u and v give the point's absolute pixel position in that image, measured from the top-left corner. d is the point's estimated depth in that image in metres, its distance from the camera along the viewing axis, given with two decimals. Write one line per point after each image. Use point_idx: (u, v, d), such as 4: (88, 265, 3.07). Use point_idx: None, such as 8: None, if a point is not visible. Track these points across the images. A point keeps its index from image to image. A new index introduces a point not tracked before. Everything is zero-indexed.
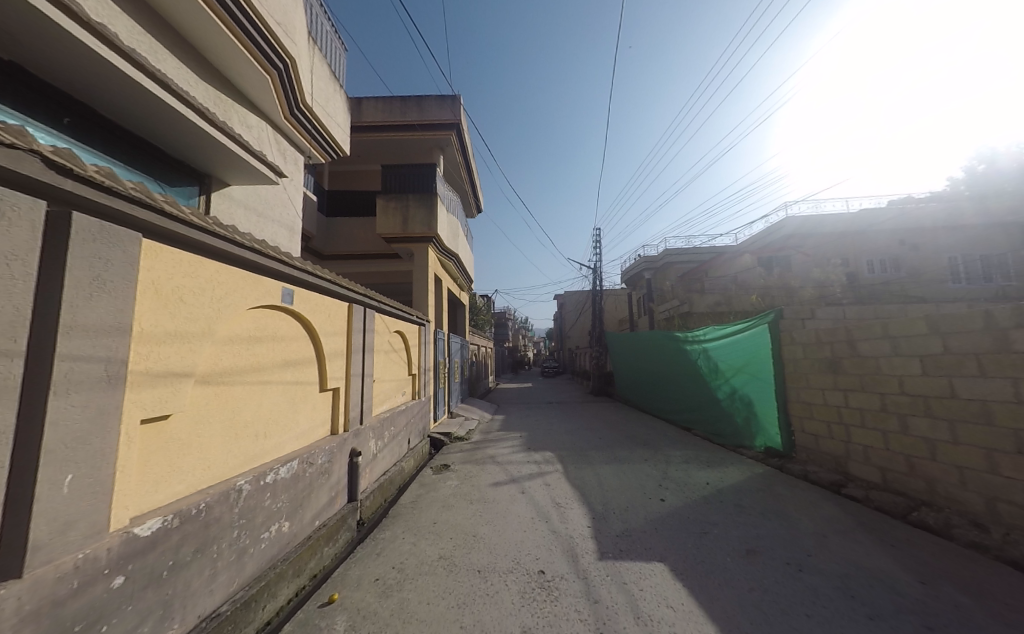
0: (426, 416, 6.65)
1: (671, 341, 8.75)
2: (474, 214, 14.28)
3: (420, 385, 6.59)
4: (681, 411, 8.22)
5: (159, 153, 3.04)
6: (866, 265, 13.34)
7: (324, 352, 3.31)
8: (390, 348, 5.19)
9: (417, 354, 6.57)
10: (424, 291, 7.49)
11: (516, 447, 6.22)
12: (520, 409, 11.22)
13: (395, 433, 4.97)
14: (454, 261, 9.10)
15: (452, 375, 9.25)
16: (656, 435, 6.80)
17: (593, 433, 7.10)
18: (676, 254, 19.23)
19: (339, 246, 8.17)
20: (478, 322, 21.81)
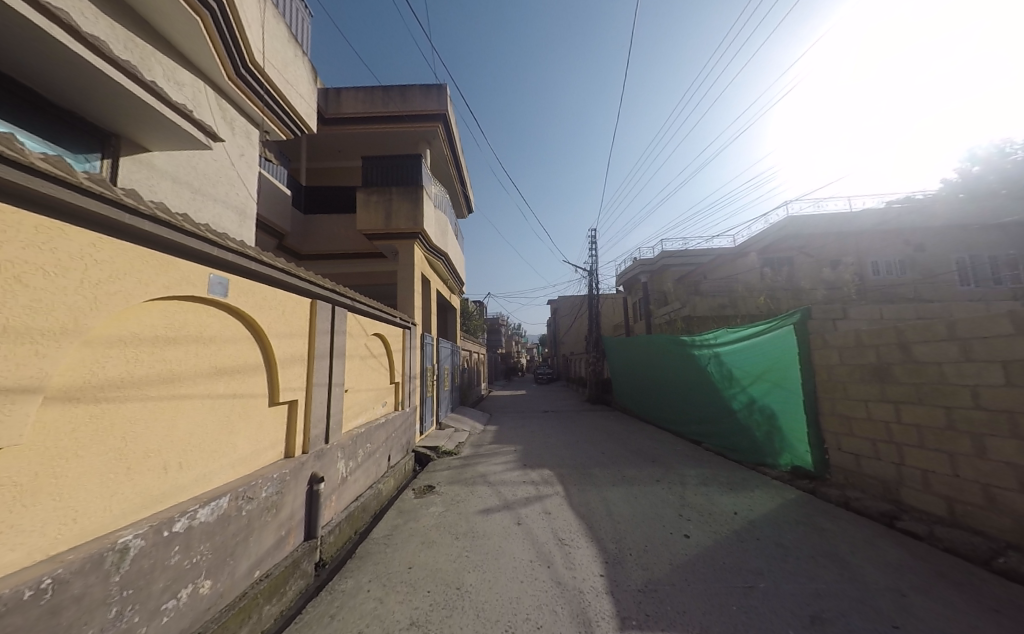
0: (410, 430, 6.00)
1: (676, 346, 8.21)
2: (465, 214, 13.80)
3: (404, 395, 5.98)
4: (688, 423, 7.66)
5: (37, 100, 2.37)
6: (869, 265, 13.01)
7: (274, 357, 2.71)
8: (365, 354, 4.59)
9: (400, 360, 5.97)
10: (410, 292, 6.91)
11: (510, 464, 5.59)
12: (515, 418, 10.60)
13: (371, 452, 4.34)
14: (444, 260, 8.56)
15: (442, 383, 8.65)
16: (664, 450, 6.19)
17: (594, 448, 6.46)
18: (673, 257, 18.82)
19: (321, 244, 7.65)
20: (471, 328, 21.18)
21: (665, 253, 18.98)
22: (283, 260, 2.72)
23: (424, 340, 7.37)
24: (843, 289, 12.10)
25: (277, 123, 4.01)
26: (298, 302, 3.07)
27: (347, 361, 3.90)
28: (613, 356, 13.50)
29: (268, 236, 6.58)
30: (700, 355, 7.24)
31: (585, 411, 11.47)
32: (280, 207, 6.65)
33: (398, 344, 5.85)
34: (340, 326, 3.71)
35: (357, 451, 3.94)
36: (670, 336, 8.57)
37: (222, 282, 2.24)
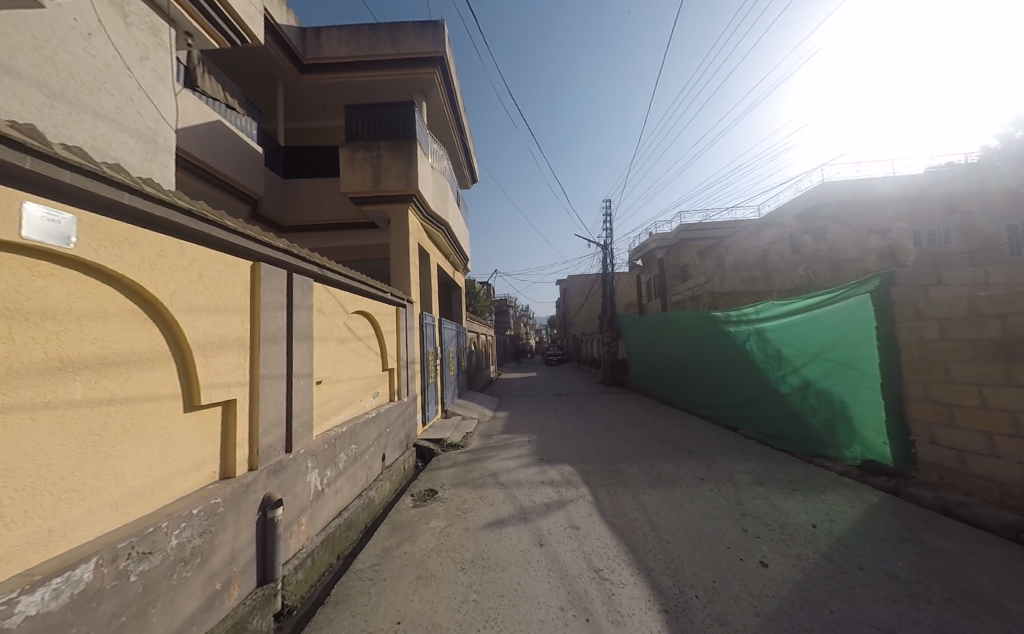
0: (410, 422, 5.28)
1: (706, 322, 7.36)
2: (468, 186, 12.69)
3: (403, 383, 5.23)
4: (723, 408, 6.89)
5: None
6: (910, 234, 11.88)
7: (185, 343, 1.90)
8: (347, 336, 3.77)
9: (396, 343, 5.16)
10: (405, 266, 6.02)
11: (524, 460, 4.86)
12: (527, 404, 9.92)
13: (359, 455, 3.60)
14: (443, 231, 7.62)
15: (446, 368, 7.92)
16: (700, 441, 5.42)
17: (620, 439, 5.71)
18: (692, 229, 17.60)
19: (303, 214, 6.72)
20: (478, 309, 20.33)
21: (682, 225, 17.76)
22: (187, 199, 1.86)
23: (425, 321, 6.54)
24: (883, 259, 11.05)
25: (201, 21, 3.08)
26: (230, 266, 2.22)
27: (316, 345, 3.09)
28: (630, 336, 12.64)
29: (239, 203, 5.65)
30: (738, 332, 6.39)
31: (601, 395, 10.76)
32: (254, 169, 5.69)
33: (391, 325, 5.02)
34: (302, 301, 2.87)
35: (338, 456, 3.20)
36: (699, 311, 7.70)
37: (64, 229, 1.37)
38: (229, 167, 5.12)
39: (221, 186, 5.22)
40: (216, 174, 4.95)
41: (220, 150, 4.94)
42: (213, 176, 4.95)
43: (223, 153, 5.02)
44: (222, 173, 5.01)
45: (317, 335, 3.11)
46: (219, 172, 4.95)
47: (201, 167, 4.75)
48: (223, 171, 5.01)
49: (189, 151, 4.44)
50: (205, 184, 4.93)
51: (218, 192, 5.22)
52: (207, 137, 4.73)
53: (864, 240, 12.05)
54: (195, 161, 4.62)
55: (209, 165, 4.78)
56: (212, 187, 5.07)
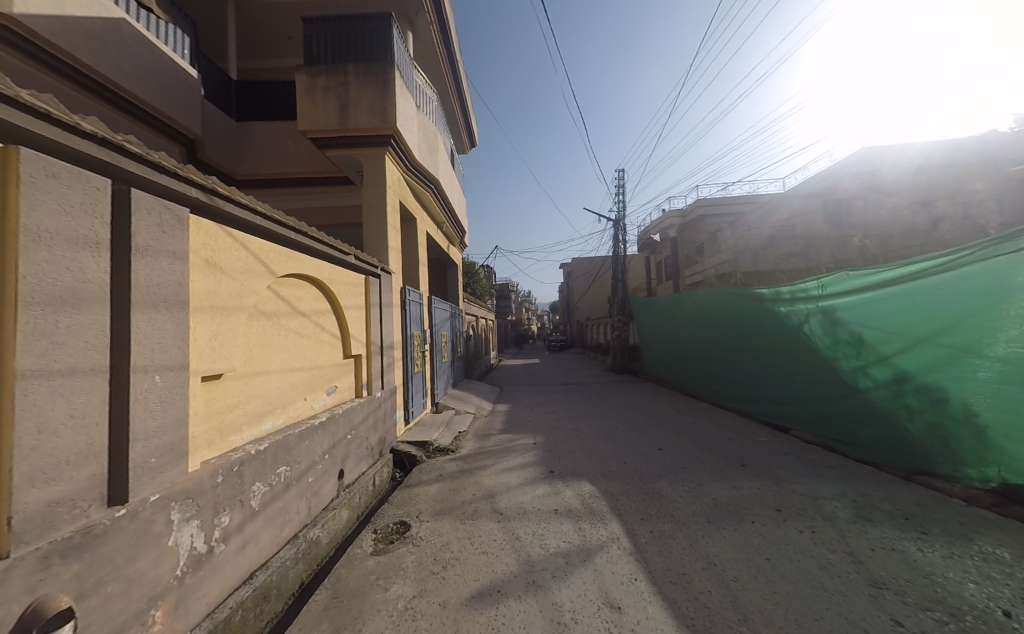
0: (385, 424, 4.18)
1: (748, 302, 6.19)
2: (466, 151, 11.32)
3: (376, 373, 4.12)
4: (768, 404, 5.77)
5: None
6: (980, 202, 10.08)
7: None
8: (277, 310, 2.61)
9: (366, 323, 4.01)
10: (381, 227, 4.79)
11: (528, 476, 3.75)
12: (530, 394, 8.86)
13: (293, 481, 2.50)
14: (432, 190, 6.38)
15: (437, 354, 6.81)
16: (751, 449, 4.32)
17: (648, 445, 4.60)
18: (709, 204, 16.04)
19: (259, 165, 5.48)
20: (477, 290, 19.12)
21: (700, 200, 16.24)
22: None
23: (409, 298, 5.38)
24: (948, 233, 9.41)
25: None
26: None
27: (199, 319, 1.91)
28: (643, 320, 11.44)
29: (166, 140, 4.42)
30: (792, 312, 5.22)
31: (612, 385, 9.72)
32: (184, 98, 4.44)
33: (357, 299, 3.84)
34: (159, 242, 1.66)
35: (244, 491, 2.06)
36: (737, 289, 6.53)
37: None
38: (141, 85, 3.88)
39: (134, 113, 3.99)
40: (121, 92, 3.73)
41: (126, 59, 3.70)
42: (116, 95, 3.73)
43: (130, 65, 3.76)
44: (129, 93, 3.77)
45: (202, 304, 1.93)
46: (124, 90, 3.72)
47: (93, 78, 3.52)
48: (130, 89, 3.77)
49: (71, 53, 3.20)
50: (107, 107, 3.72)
51: (131, 121, 4.01)
52: (102, 37, 3.46)
53: (919, 210, 10.43)
54: (84, 70, 3.38)
55: (106, 78, 3.55)
56: (117, 111, 3.85)
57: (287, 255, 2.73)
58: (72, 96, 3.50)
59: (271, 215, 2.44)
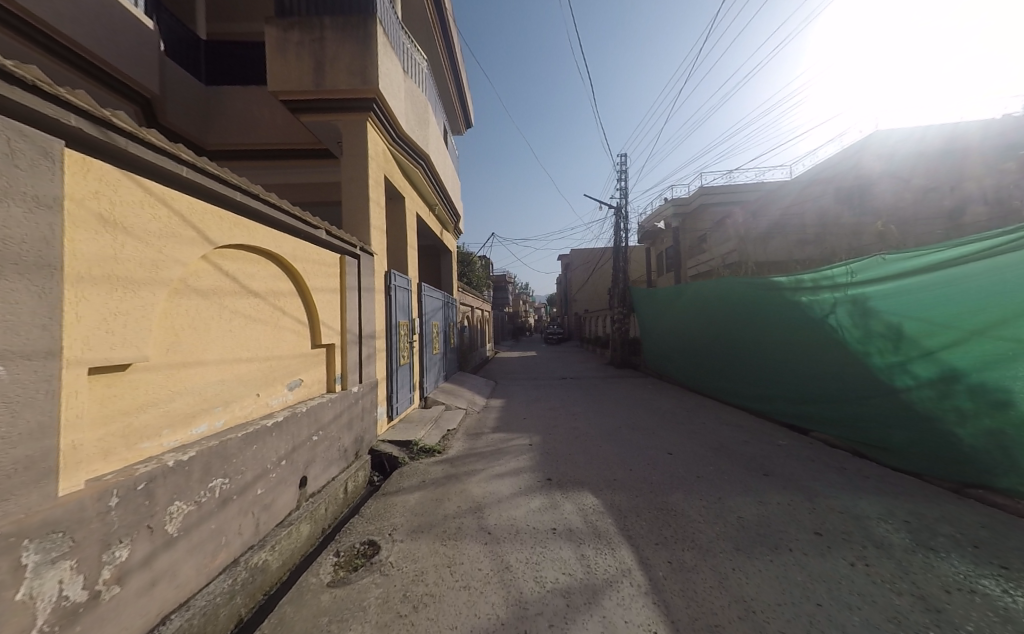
0: (362, 422, 3.72)
1: (765, 292, 5.73)
2: (462, 132, 10.73)
3: (353, 365, 3.66)
4: (785, 404, 5.33)
5: None
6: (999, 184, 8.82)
7: None
8: (218, 290, 2.11)
9: (342, 309, 3.54)
10: (362, 203, 4.29)
11: (521, 485, 3.29)
12: (527, 389, 8.41)
13: (234, 496, 2.03)
14: (423, 166, 5.91)
15: (427, 345, 6.35)
16: (771, 456, 3.87)
17: (655, 449, 4.15)
18: (715, 194, 15.39)
19: (231, 135, 5.00)
20: (472, 281, 18.57)
21: (705, 189, 15.59)
22: None
23: (395, 284, 4.91)
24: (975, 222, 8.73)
25: None
26: None
27: (91, 295, 1.39)
28: (646, 313, 10.97)
29: (119, 99, 3.90)
30: (816, 302, 4.76)
31: (613, 381, 9.26)
32: (139, 53, 3.91)
33: (330, 281, 3.36)
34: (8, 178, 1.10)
35: (154, 515, 1.60)
36: (753, 279, 6.09)
37: None
38: (92, 37, 3.36)
39: (88, 71, 3.49)
40: (70, 44, 3.22)
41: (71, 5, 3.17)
42: (65, 49, 3.22)
43: (77, 11, 3.23)
44: (81, 46, 3.28)
45: (93, 272, 1.40)
46: (74, 42, 3.22)
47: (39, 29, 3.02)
48: (81, 41, 3.26)
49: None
50: (57, 63, 3.23)
51: (85, 80, 3.51)
52: None
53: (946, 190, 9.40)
54: (25, 17, 2.88)
55: (52, 28, 3.04)
56: (71, 69, 3.35)
57: (233, 218, 2.21)
58: (19, 52, 3.02)
59: (203, 165, 1.89)
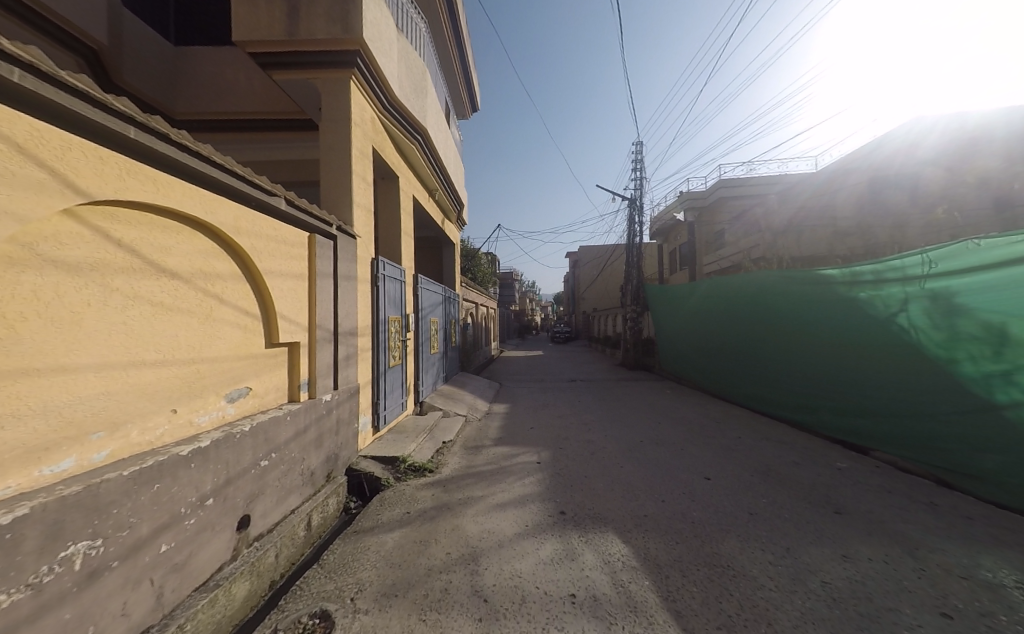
0: (336, 436, 3.08)
1: (812, 288, 5.00)
2: (467, 116, 10.07)
3: (327, 367, 3.02)
4: (837, 417, 4.59)
5: None
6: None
7: None
8: (98, 262, 1.44)
9: (312, 299, 2.90)
10: (344, 176, 3.64)
11: (527, 521, 2.62)
12: (533, 392, 7.76)
13: (112, 564, 1.38)
14: (420, 142, 5.19)
15: (423, 343, 5.73)
16: (836, 485, 3.15)
17: (688, 472, 3.46)
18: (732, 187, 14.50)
19: (201, 103, 4.41)
20: (478, 276, 18.01)
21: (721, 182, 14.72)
22: None
23: (386, 274, 4.29)
24: None
25: None
26: None
27: None
28: (662, 312, 10.22)
29: (59, 50, 3.31)
30: (879, 299, 4.05)
31: (627, 384, 8.57)
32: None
33: (295, 264, 2.72)
34: None
35: None
36: (796, 272, 5.34)
37: None
38: None
39: (29, 20, 2.96)
40: None
41: None
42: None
43: None
44: None
45: None
46: None
47: None
48: None
49: None
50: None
51: (22, 29, 2.97)
52: None
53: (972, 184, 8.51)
54: None
55: None
56: (8, 17, 2.83)
57: (124, 158, 1.51)
58: None
59: (62, 76, 1.17)
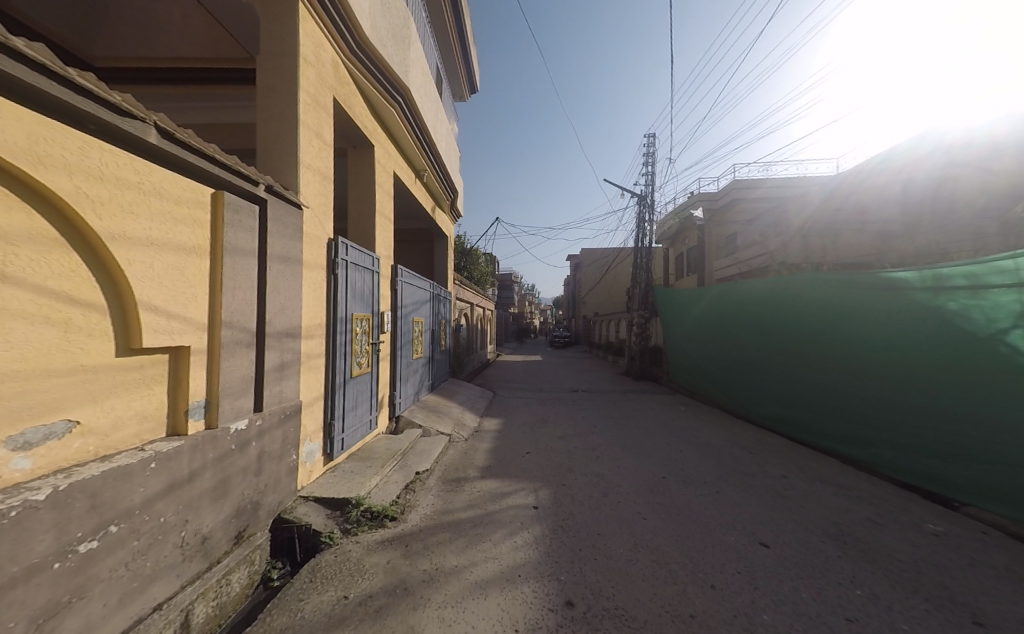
0: (257, 478, 2.22)
1: (878, 295, 4.15)
2: (463, 97, 9.22)
3: (243, 382, 2.16)
4: (911, 454, 3.72)
5: None
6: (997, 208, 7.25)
7: None
8: None
9: (223, 283, 2.02)
10: (288, 126, 2.76)
11: (518, 623, 1.74)
12: (531, 404, 6.90)
13: None
14: (401, 107, 4.35)
15: (402, 347, 4.86)
16: (950, 566, 2.33)
17: (735, 537, 2.59)
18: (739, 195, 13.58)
19: (124, 44, 3.53)
20: (474, 276, 17.10)
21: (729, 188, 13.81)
22: None
23: (350, 262, 3.45)
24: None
25: None
26: None
27: None
28: (674, 317, 9.35)
29: None
30: (977, 309, 3.21)
31: (635, 397, 7.71)
32: None
33: (188, 231, 1.85)
34: None
35: None
36: (852, 276, 4.49)
37: None
38: None
39: None
40: None
41: None
42: None
43: None
44: None
45: None
46: None
47: None
48: None
49: None
50: None
51: None
52: None
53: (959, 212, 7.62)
54: None
55: None
56: None
57: None
58: None
59: None
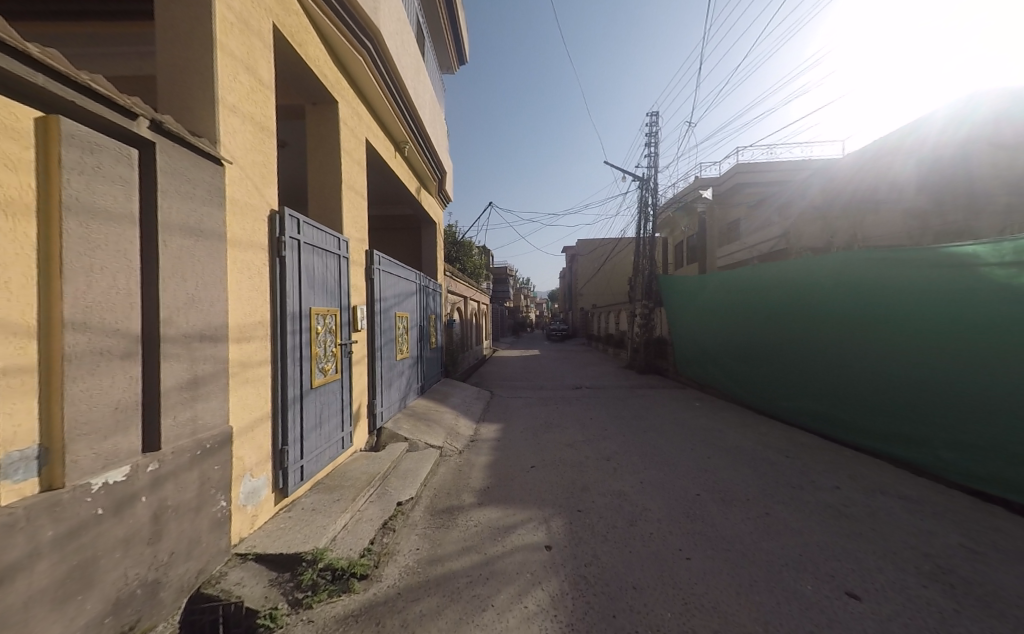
0: (151, 550, 1.52)
1: (928, 272, 3.59)
2: (451, 69, 8.38)
3: (116, 412, 1.43)
4: (975, 456, 3.18)
5: None
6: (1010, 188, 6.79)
7: None
8: None
9: (69, 259, 1.27)
10: (197, 47, 1.98)
11: None
12: (534, 404, 6.25)
13: None
14: (371, 55, 3.57)
15: (383, 348, 4.15)
16: None
17: (812, 586, 1.83)
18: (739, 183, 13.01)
19: None
20: (467, 268, 16.39)
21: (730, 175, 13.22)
22: None
23: (305, 243, 2.72)
24: None
25: None
26: None
27: None
28: (679, 305, 8.77)
29: None
30: None
31: (645, 393, 7.13)
32: None
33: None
34: None
35: None
36: (892, 253, 3.94)
37: None
38: None
39: None
40: None
41: None
42: None
43: None
44: None
45: None
46: None
47: None
48: None
49: None
50: None
51: None
52: None
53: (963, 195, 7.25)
54: None
55: None
56: None
57: None
58: None
59: None
